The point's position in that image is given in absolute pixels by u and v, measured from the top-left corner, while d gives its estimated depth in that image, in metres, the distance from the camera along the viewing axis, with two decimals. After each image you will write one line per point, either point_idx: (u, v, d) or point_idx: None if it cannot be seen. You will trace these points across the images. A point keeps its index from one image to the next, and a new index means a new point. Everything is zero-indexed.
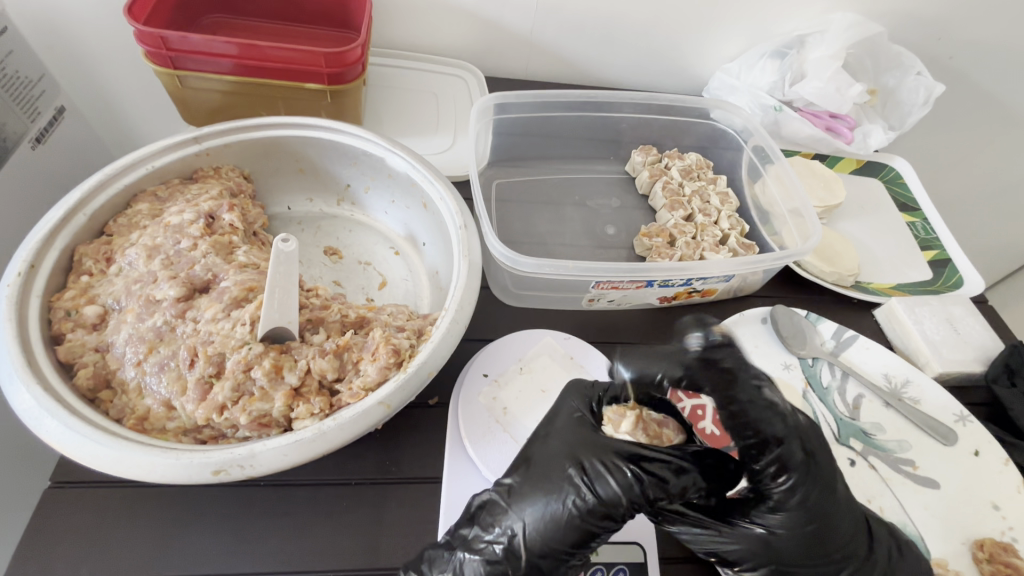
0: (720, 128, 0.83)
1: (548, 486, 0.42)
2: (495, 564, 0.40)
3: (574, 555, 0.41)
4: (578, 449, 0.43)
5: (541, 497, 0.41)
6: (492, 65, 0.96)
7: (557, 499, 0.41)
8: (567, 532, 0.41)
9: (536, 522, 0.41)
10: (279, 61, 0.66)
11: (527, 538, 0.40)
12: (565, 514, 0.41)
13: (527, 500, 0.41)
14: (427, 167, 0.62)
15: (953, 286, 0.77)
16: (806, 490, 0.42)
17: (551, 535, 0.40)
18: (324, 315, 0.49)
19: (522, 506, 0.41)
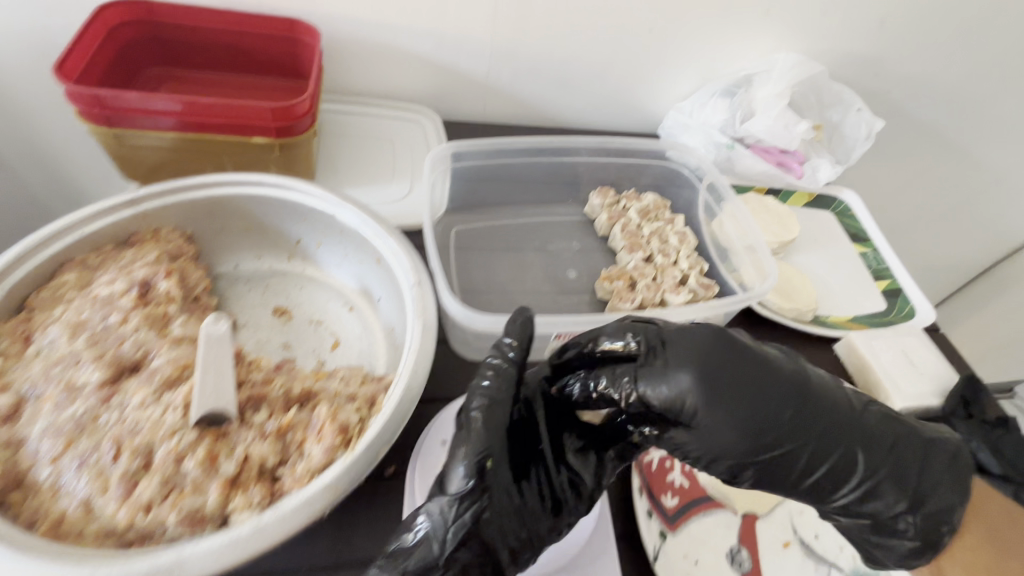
0: (675, 168, 0.85)
1: (474, 427, 0.42)
2: (435, 521, 0.40)
3: (494, 485, 0.41)
4: (504, 389, 0.45)
5: (474, 437, 0.42)
6: (450, 110, 0.95)
7: (466, 421, 0.43)
8: (482, 443, 0.41)
9: (463, 450, 0.41)
10: (223, 116, 0.64)
11: (450, 472, 0.41)
12: (473, 430, 0.42)
13: (460, 452, 0.41)
14: (377, 221, 0.60)
15: (906, 316, 0.78)
16: (663, 355, 0.46)
17: (484, 459, 0.41)
18: (266, 392, 0.46)
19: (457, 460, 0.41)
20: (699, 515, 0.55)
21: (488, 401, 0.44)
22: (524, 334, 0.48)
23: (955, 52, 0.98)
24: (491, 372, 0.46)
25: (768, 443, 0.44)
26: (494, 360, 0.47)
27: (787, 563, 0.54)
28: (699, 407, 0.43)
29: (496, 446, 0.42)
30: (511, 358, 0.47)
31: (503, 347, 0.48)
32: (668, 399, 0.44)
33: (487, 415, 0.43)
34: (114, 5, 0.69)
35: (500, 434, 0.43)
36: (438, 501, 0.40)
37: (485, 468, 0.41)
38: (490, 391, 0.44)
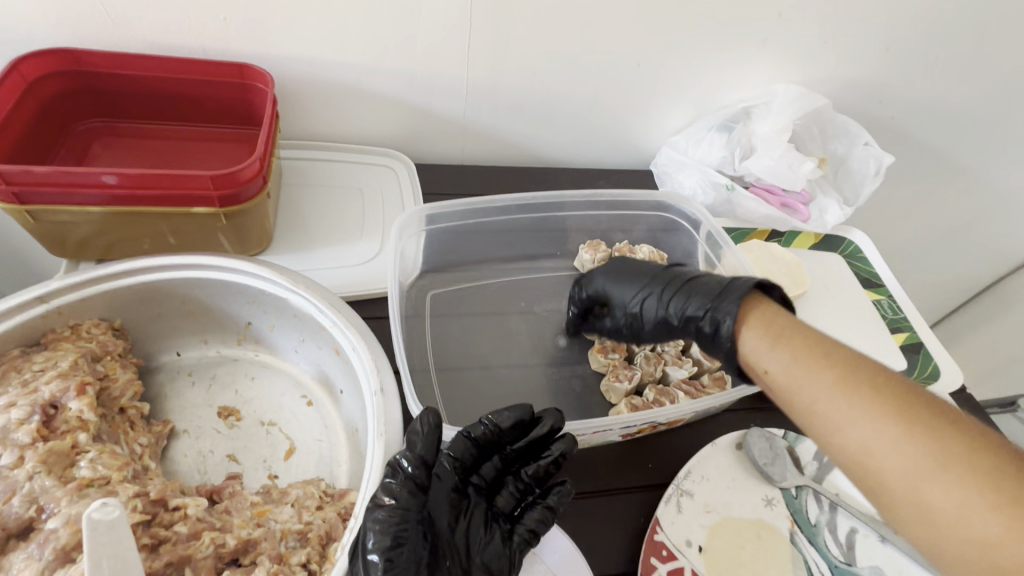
0: (672, 216, 0.77)
1: (372, 574, 0.36)
2: None
3: None
4: (403, 519, 0.38)
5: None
6: (424, 151, 0.88)
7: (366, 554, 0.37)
8: None
9: None
10: (158, 186, 0.56)
11: None
12: (374, 568, 0.36)
13: None
14: (336, 308, 0.52)
15: (930, 376, 0.71)
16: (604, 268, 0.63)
17: None
18: (192, 551, 0.37)
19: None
20: None
21: (392, 527, 0.38)
22: (431, 435, 0.41)
23: (962, 76, 0.92)
24: (388, 496, 0.39)
25: (647, 275, 0.59)
26: (389, 481, 0.40)
27: None
28: (608, 268, 0.62)
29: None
30: (409, 475, 0.40)
31: (398, 461, 0.41)
32: (628, 261, 0.62)
33: (385, 556, 0.37)
34: (31, 58, 0.60)
35: (405, 573, 0.37)
36: None
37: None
38: (389, 523, 0.38)
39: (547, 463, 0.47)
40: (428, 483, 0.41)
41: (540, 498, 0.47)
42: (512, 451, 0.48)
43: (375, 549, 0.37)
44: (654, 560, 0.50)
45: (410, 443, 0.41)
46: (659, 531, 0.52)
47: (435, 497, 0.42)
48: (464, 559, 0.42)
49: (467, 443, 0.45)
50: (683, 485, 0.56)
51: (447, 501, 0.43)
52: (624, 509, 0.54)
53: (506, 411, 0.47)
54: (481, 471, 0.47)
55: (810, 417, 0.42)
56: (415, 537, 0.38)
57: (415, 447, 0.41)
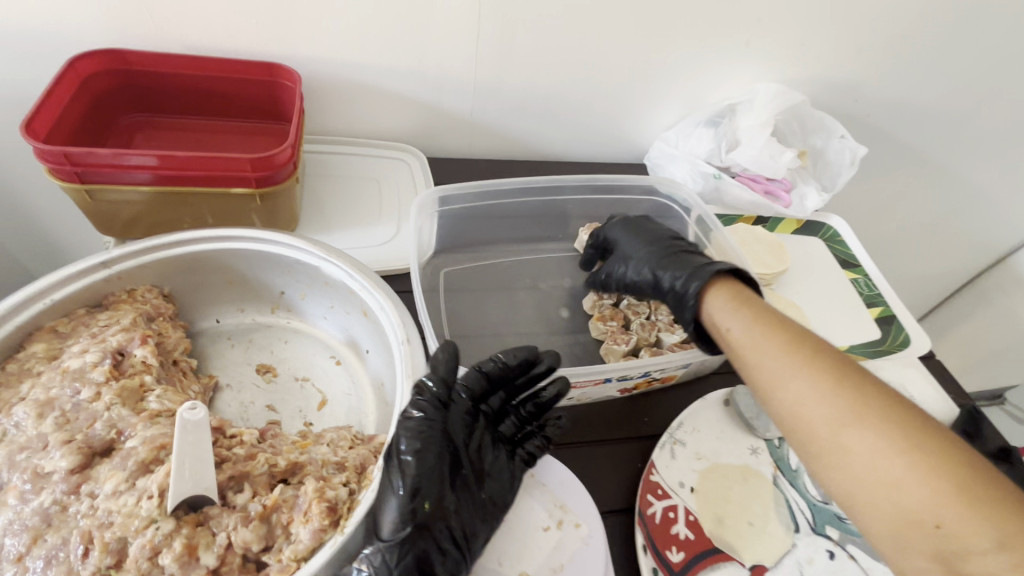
0: (664, 200, 0.84)
1: (407, 471, 0.42)
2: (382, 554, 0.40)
3: (431, 519, 0.42)
4: (431, 429, 0.44)
5: (406, 479, 0.42)
6: (435, 146, 0.95)
7: (400, 456, 0.43)
8: (418, 478, 0.43)
9: (399, 488, 0.42)
10: (202, 167, 0.62)
11: (388, 508, 0.42)
12: (406, 465, 0.43)
13: (395, 491, 0.42)
14: (364, 274, 0.58)
15: (901, 344, 0.78)
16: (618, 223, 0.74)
17: (419, 495, 0.42)
18: (249, 469, 0.43)
19: (391, 504, 0.42)
20: (705, 570, 0.53)
21: (422, 433, 0.44)
22: (448, 362, 0.48)
23: (930, 76, 0.99)
24: (417, 409, 0.45)
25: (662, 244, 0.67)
26: (420, 397, 0.46)
27: None
28: (625, 226, 0.73)
29: (426, 486, 0.42)
30: (433, 393, 0.46)
31: (424, 381, 0.47)
32: (647, 223, 0.73)
33: (416, 457, 0.43)
34: (86, 56, 0.67)
35: (432, 474, 0.43)
36: (380, 540, 0.41)
37: (418, 511, 0.42)
38: (420, 432, 0.44)
39: (546, 402, 0.54)
40: (448, 402, 0.47)
41: (539, 430, 0.54)
42: (517, 386, 0.53)
43: (407, 451, 0.43)
44: (650, 496, 0.56)
45: (432, 364, 0.47)
46: (654, 472, 0.58)
47: (454, 417, 0.48)
48: (478, 470, 0.48)
49: (478, 375, 0.50)
50: (676, 434, 0.61)
51: (462, 421, 0.49)
52: (622, 455, 0.60)
53: (514, 351, 0.51)
54: (488, 401, 0.53)
55: (761, 379, 0.48)
56: (440, 444, 0.45)
57: (438, 371, 0.47)
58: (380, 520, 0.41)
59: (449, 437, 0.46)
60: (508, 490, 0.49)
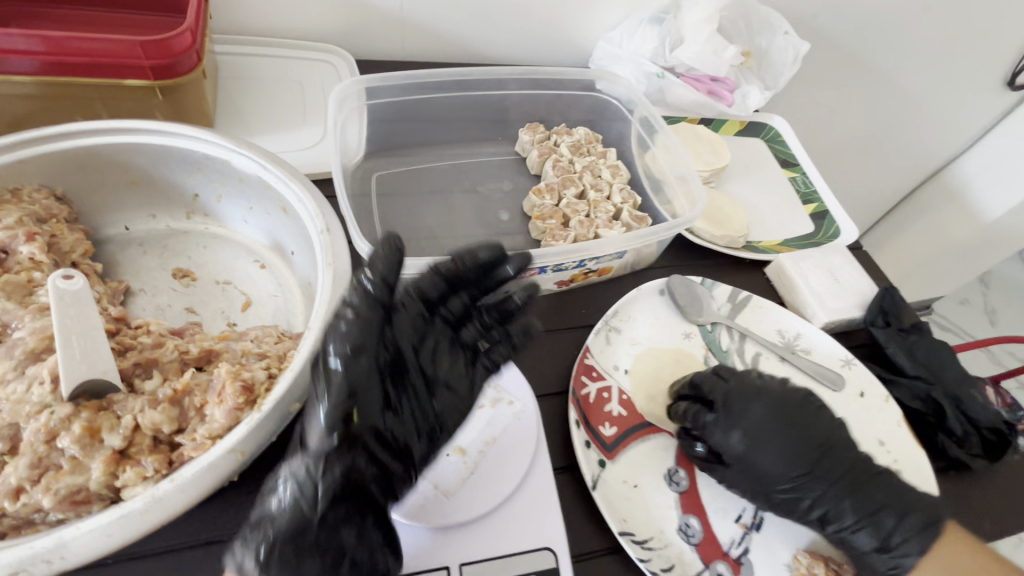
0: (605, 99, 0.81)
1: (334, 378, 0.37)
2: (310, 473, 0.38)
3: (365, 432, 0.40)
4: (360, 333, 0.39)
5: (332, 386, 0.37)
6: (364, 47, 0.87)
7: (331, 364, 0.38)
8: (350, 388, 0.38)
9: (327, 398, 0.37)
10: (87, 54, 0.56)
11: (319, 422, 0.37)
12: (338, 375, 0.37)
13: (320, 400, 0.37)
14: (281, 166, 0.54)
15: (831, 237, 0.80)
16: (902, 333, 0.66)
17: (350, 406, 0.38)
18: (157, 355, 0.41)
19: (315, 416, 0.37)
20: (637, 440, 0.55)
21: (354, 339, 0.38)
22: (391, 265, 0.40)
23: None
24: (351, 309, 0.39)
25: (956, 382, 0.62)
26: (356, 298, 0.40)
27: None
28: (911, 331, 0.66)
29: (359, 392, 0.38)
30: (373, 294, 0.40)
31: (361, 279, 0.40)
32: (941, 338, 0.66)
33: (346, 362, 0.38)
34: None
35: (367, 380, 0.39)
36: (307, 456, 0.38)
37: (348, 421, 0.38)
38: (353, 343, 0.38)
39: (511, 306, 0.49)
40: (388, 302, 0.41)
41: (505, 334, 0.50)
42: (483, 288, 0.48)
43: (339, 361, 0.38)
44: (585, 377, 0.57)
45: (371, 264, 0.40)
46: (589, 356, 0.59)
47: (400, 322, 0.44)
48: (423, 382, 0.46)
49: (435, 277, 0.46)
50: (611, 322, 0.62)
51: (412, 325, 0.45)
52: (559, 343, 0.61)
53: (473, 249, 0.46)
54: (449, 304, 0.47)
55: None
56: (376, 347, 0.40)
57: (380, 275, 0.40)
58: (311, 438, 0.38)
59: (390, 343, 0.43)
60: (463, 403, 0.47)
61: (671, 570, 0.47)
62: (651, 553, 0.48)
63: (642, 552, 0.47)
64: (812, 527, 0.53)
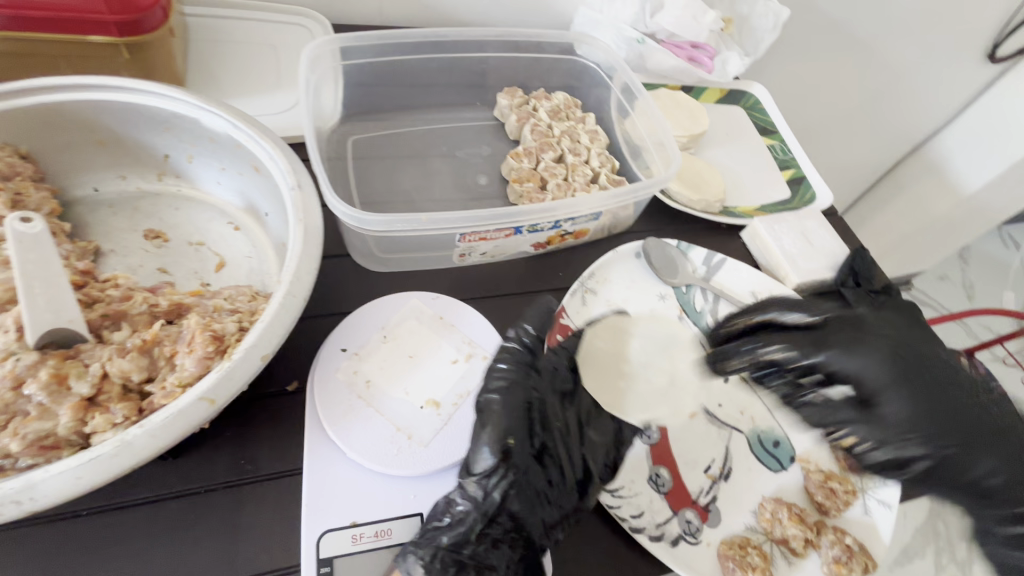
0: (584, 64, 0.81)
1: (495, 413, 0.47)
2: (478, 499, 0.44)
3: (528, 462, 0.47)
4: (517, 382, 0.49)
5: (494, 419, 0.46)
6: (341, 11, 0.85)
7: (505, 394, 0.48)
8: (517, 418, 0.47)
9: (494, 426, 0.46)
10: (50, 8, 0.54)
11: (485, 449, 0.45)
12: (505, 403, 0.48)
13: (490, 430, 0.46)
14: (252, 124, 0.54)
15: (807, 202, 0.81)
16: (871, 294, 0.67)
17: (511, 432, 0.46)
18: (125, 308, 0.41)
19: (481, 444, 0.45)
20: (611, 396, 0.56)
21: (513, 379, 0.49)
22: (538, 325, 0.54)
23: None
24: (506, 356, 0.51)
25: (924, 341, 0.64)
26: (517, 347, 0.52)
27: (693, 431, 0.56)
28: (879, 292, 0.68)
29: (514, 427, 0.47)
30: (524, 345, 0.52)
31: (519, 333, 0.53)
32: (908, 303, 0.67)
33: (505, 400, 0.48)
34: None
35: (519, 415, 0.47)
36: (471, 486, 0.44)
37: (507, 447, 0.45)
38: (507, 380, 0.49)
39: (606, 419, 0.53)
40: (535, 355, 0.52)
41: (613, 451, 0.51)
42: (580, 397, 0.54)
43: (497, 395, 0.48)
44: (560, 336, 0.58)
45: (524, 329, 0.53)
46: (564, 317, 0.60)
47: (540, 377, 0.51)
48: (571, 440, 0.50)
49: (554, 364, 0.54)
50: (587, 285, 0.63)
51: (549, 384, 0.52)
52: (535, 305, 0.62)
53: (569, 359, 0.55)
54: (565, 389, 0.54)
55: None
56: (526, 393, 0.49)
57: (529, 337, 0.53)
58: (475, 466, 0.45)
59: (534, 390, 0.50)
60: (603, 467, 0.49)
61: (640, 517, 0.49)
62: (620, 501, 0.49)
63: (611, 500, 0.49)
64: (778, 477, 0.55)
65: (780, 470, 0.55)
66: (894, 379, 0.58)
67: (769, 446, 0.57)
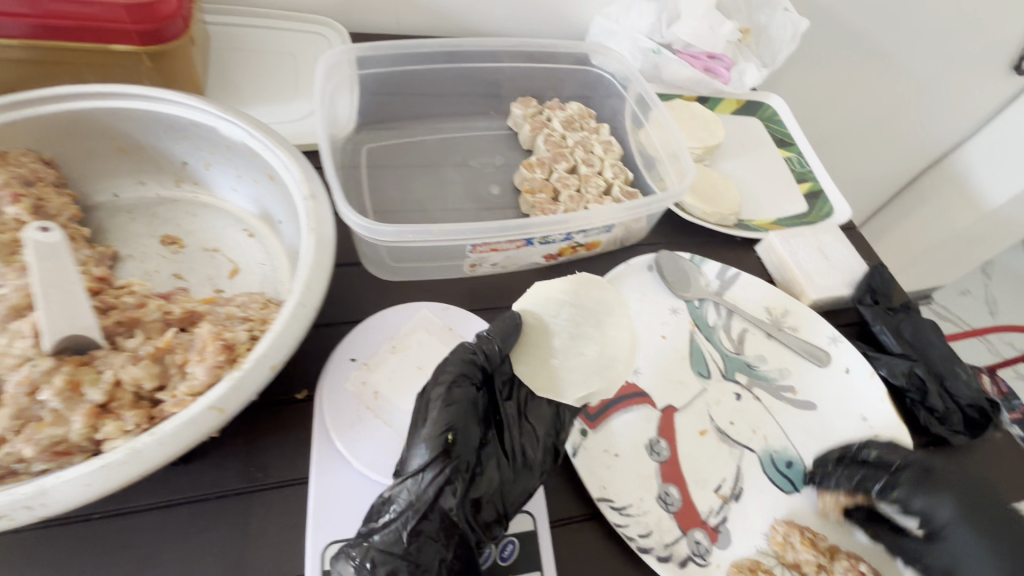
0: (599, 74, 0.81)
1: (437, 407, 0.43)
2: (410, 497, 0.40)
3: (467, 460, 0.43)
4: (461, 388, 0.44)
5: (436, 413, 0.43)
6: (358, 20, 0.86)
7: (451, 387, 0.44)
8: (458, 412, 0.43)
9: (432, 420, 0.43)
10: (74, 18, 0.56)
11: (427, 445, 0.42)
12: (450, 396, 0.44)
13: (426, 425, 0.43)
14: (267, 133, 0.54)
15: (824, 216, 0.80)
16: (889, 311, 0.66)
17: (451, 427, 0.42)
18: (140, 315, 0.42)
19: (420, 441, 0.42)
20: (619, 411, 0.55)
21: (465, 375, 0.45)
22: (504, 331, 0.48)
23: None
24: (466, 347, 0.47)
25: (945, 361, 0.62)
26: (467, 346, 0.47)
27: (703, 449, 0.55)
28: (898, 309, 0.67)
29: (456, 423, 0.43)
30: (476, 347, 0.47)
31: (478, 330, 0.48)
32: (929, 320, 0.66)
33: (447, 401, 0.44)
34: None
35: (464, 410, 0.44)
36: (411, 483, 0.41)
37: (450, 443, 0.42)
38: (452, 380, 0.45)
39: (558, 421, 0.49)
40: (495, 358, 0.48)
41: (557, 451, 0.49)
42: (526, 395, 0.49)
43: (444, 390, 0.44)
44: None
45: (479, 336, 0.48)
46: None
47: (490, 375, 0.48)
48: (514, 439, 0.47)
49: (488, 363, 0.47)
50: None
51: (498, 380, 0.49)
52: None
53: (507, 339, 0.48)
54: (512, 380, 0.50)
55: None
56: (473, 399, 0.45)
57: (488, 343, 0.47)
58: (417, 462, 0.41)
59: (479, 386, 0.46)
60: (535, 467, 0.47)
61: (648, 536, 0.48)
62: (628, 520, 0.48)
63: (619, 518, 0.48)
64: (790, 499, 0.54)
65: (793, 491, 0.54)
66: (963, 514, 0.49)
67: (782, 467, 0.55)
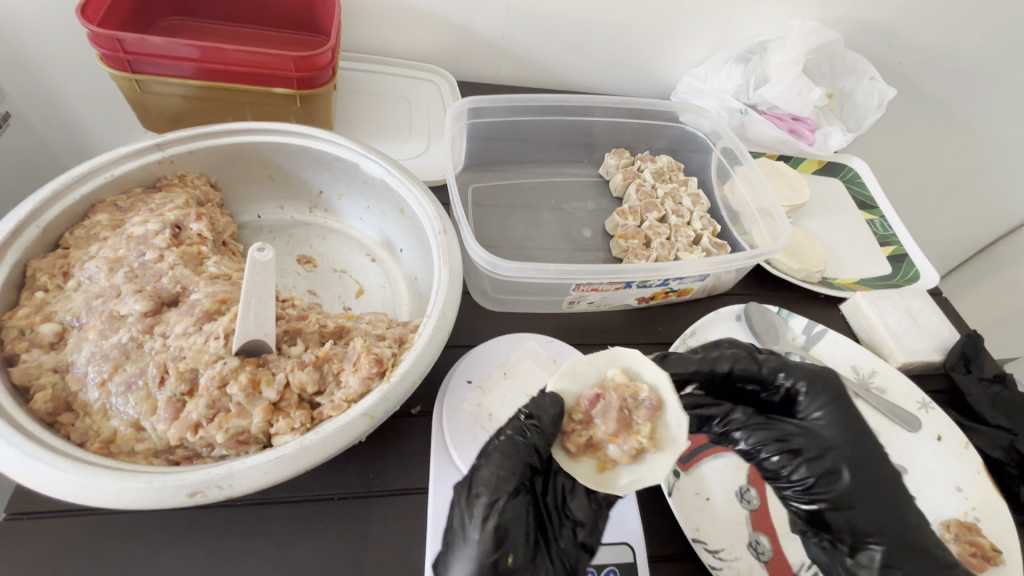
0: (689, 131, 0.85)
1: (488, 517, 0.40)
2: None
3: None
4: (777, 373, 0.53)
5: (486, 527, 0.40)
6: (464, 70, 0.95)
7: (501, 493, 0.41)
8: (508, 524, 0.40)
9: (480, 533, 0.40)
10: (247, 64, 0.63)
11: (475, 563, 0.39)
12: (499, 506, 0.41)
13: (473, 537, 0.40)
14: (403, 172, 0.61)
15: (910, 280, 0.81)
16: (982, 380, 0.66)
17: (501, 543, 0.40)
18: (301, 326, 0.48)
19: (468, 552, 0.40)
20: (709, 457, 0.56)
21: (515, 475, 0.42)
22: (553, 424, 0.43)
23: (983, 25, 0.93)
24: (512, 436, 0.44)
25: None
26: (519, 439, 0.43)
27: None
28: (991, 379, 0.67)
29: (508, 537, 0.40)
30: (532, 439, 0.43)
31: (524, 419, 0.44)
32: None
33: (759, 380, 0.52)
34: None
35: (515, 521, 0.41)
36: None
37: (501, 562, 0.39)
38: (507, 484, 0.42)
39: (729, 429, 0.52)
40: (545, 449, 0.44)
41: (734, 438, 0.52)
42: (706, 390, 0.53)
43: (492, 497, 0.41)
44: None
45: (527, 425, 0.44)
46: None
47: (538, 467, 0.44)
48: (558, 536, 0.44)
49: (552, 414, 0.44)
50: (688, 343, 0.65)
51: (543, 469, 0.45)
52: None
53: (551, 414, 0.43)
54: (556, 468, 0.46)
55: None
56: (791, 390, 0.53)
57: (541, 435, 0.43)
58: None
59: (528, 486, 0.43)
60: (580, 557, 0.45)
61: None
62: (721, 563, 0.49)
63: (713, 560, 0.49)
64: None
65: None
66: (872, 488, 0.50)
67: None
